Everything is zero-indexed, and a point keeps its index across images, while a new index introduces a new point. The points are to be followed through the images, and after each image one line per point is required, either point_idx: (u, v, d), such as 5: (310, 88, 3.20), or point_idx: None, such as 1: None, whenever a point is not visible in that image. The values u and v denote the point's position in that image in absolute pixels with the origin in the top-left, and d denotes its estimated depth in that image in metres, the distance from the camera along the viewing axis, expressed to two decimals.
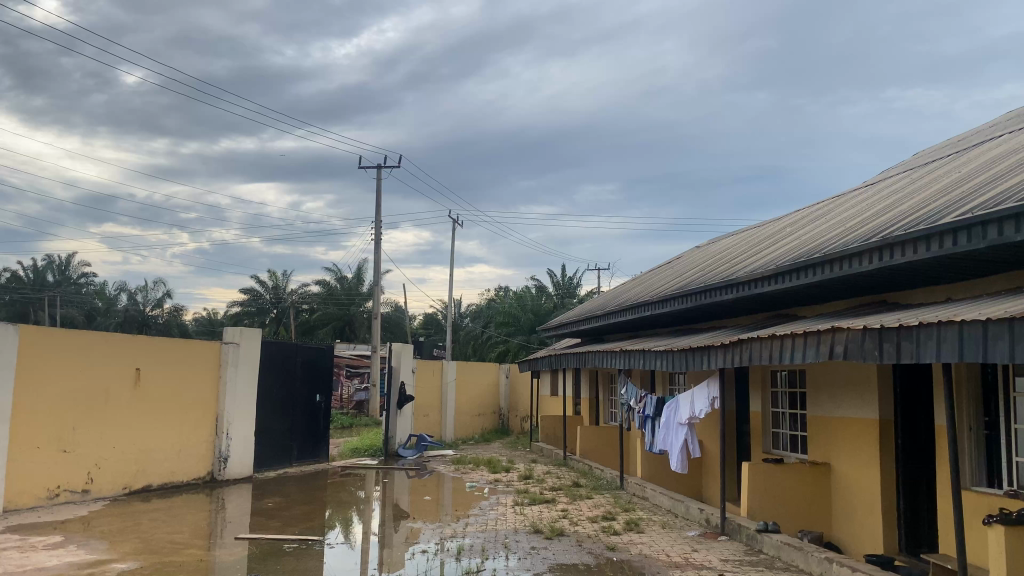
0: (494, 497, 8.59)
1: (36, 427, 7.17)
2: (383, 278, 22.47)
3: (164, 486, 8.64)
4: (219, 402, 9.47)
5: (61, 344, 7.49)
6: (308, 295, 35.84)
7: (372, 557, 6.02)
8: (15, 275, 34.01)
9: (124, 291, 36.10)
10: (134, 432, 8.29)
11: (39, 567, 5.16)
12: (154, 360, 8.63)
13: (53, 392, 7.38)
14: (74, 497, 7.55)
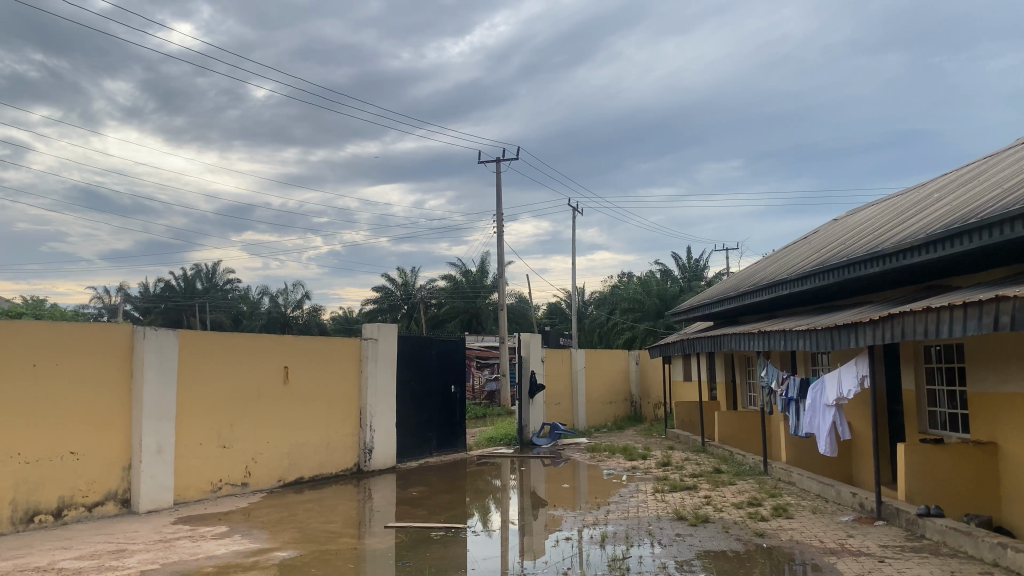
0: (633, 484, 8.49)
1: (198, 424, 7.68)
2: (507, 269, 22.76)
3: (315, 477, 9.06)
4: (362, 396, 9.84)
5: (215, 346, 7.95)
6: (436, 290, 36.71)
7: (515, 545, 6.07)
8: (170, 284, 36.48)
9: (266, 294, 38.11)
10: (285, 428, 8.73)
11: (210, 556, 5.51)
12: (301, 360, 9.06)
13: (212, 391, 7.87)
14: (236, 490, 8.04)
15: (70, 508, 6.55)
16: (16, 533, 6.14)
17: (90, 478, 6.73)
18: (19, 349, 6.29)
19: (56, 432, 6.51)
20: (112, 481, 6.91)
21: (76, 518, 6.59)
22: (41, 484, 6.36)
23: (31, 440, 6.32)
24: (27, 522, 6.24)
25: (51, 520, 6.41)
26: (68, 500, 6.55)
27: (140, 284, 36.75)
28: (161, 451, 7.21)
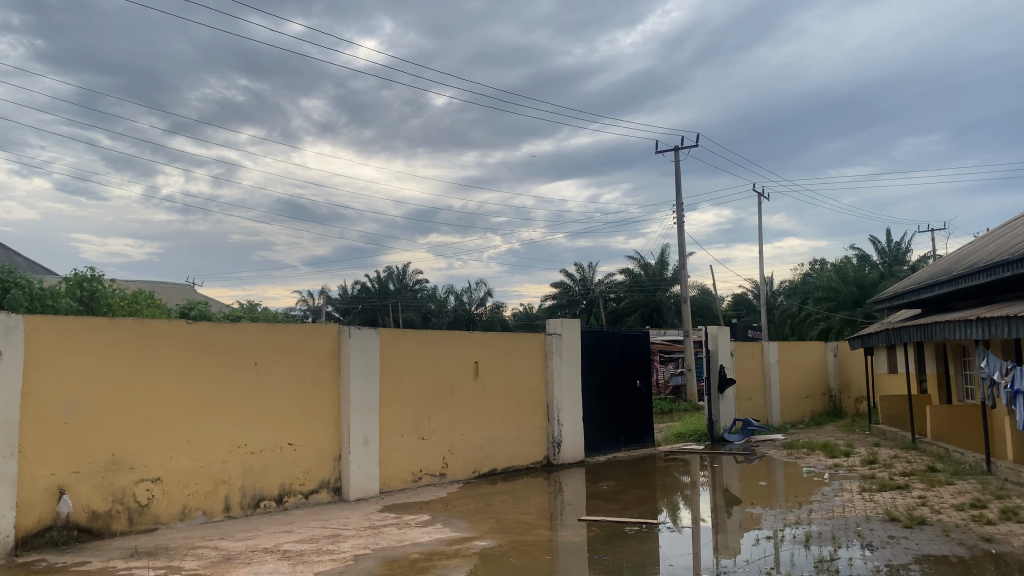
0: (837, 483, 8.04)
1: (398, 417, 8.10)
2: (689, 260, 22.31)
3: (507, 469, 9.31)
4: (549, 390, 9.98)
5: (411, 343, 8.33)
6: (615, 284, 36.55)
7: (708, 543, 5.95)
8: (364, 286, 38.72)
9: (452, 293, 39.58)
10: (479, 421, 9.03)
11: (416, 543, 5.81)
12: (491, 355, 9.31)
13: (409, 385, 8.27)
14: (435, 480, 8.42)
15: (289, 495, 7.13)
16: (244, 517, 6.76)
17: (306, 468, 7.29)
18: (242, 349, 6.92)
19: (276, 426, 7.10)
20: (325, 470, 7.44)
21: (295, 504, 7.16)
22: (264, 473, 6.97)
23: (255, 432, 6.94)
24: (254, 507, 6.85)
25: (274, 506, 7.00)
26: (288, 488, 7.13)
27: (338, 287, 39.40)
28: (367, 442, 7.67)
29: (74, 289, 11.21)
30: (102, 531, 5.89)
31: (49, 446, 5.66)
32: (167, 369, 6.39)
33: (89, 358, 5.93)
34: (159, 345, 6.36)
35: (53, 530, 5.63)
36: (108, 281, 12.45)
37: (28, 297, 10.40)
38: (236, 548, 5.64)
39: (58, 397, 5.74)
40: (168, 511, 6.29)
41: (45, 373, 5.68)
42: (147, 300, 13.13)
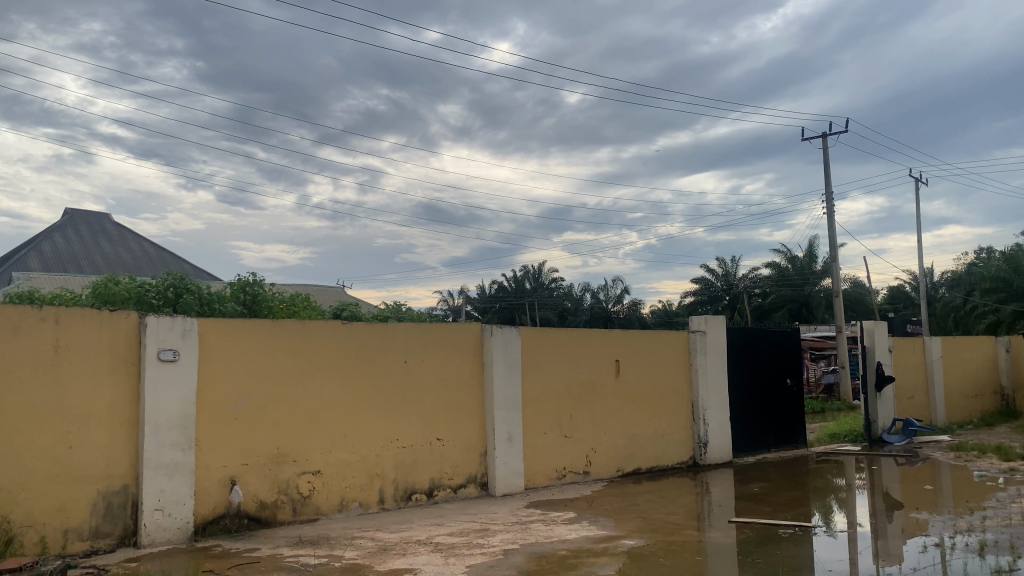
0: (1013, 489, 7.44)
1: (541, 415, 8.17)
2: (840, 252, 21.30)
3: (652, 469, 9.21)
4: (693, 389, 9.79)
5: (552, 341, 8.37)
6: (760, 279, 35.41)
7: (867, 548, 5.66)
8: (503, 285, 39.33)
9: (589, 291, 39.52)
10: (622, 419, 8.99)
11: (564, 539, 5.85)
12: (633, 352, 9.22)
13: (551, 382, 8.32)
14: (578, 478, 8.45)
15: (439, 489, 7.34)
16: (398, 509, 7.02)
17: (454, 463, 7.49)
18: (392, 348, 7.18)
19: (426, 422, 7.33)
20: (472, 465, 7.62)
21: (444, 498, 7.37)
22: (415, 467, 7.21)
23: (405, 428, 7.19)
24: (406, 500, 7.10)
25: (426, 499, 7.24)
26: (437, 482, 7.35)
27: (477, 287, 40.23)
28: (511, 439, 7.79)
29: (238, 293, 12.06)
30: (270, 520, 6.28)
31: (221, 440, 6.09)
32: (324, 368, 6.72)
33: (255, 358, 6.33)
34: (317, 345, 6.69)
35: (226, 517, 6.06)
36: (268, 285, 13.29)
37: (198, 302, 11.30)
38: (391, 539, 5.86)
39: (228, 395, 6.16)
40: (328, 502, 6.63)
41: (215, 372, 6.11)
42: (304, 302, 13.92)
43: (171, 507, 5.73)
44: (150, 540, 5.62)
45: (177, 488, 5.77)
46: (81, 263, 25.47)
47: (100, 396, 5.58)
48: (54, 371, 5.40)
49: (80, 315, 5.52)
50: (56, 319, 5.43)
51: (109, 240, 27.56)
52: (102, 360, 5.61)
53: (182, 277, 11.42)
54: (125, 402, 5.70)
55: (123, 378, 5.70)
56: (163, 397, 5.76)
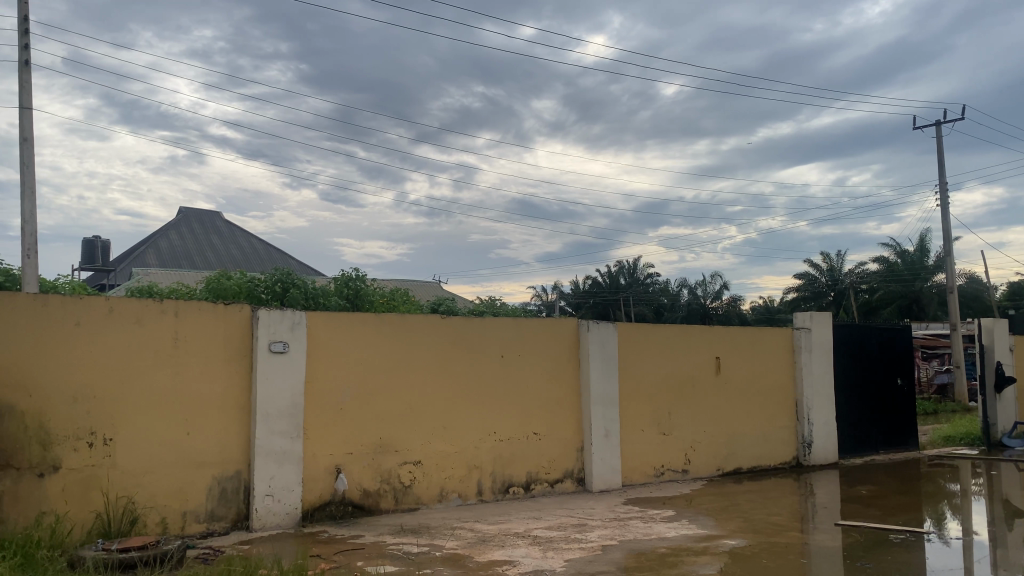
0: None
1: (639, 412, 8.11)
2: (954, 246, 20.28)
3: (753, 469, 9.01)
4: (797, 388, 9.52)
5: (649, 337, 8.29)
6: (867, 274, 34.10)
7: (985, 557, 5.38)
8: (598, 281, 39.15)
9: (686, 287, 38.86)
10: (722, 417, 8.82)
11: (663, 537, 5.80)
12: (733, 349, 9.03)
13: (649, 378, 8.24)
14: (677, 476, 8.34)
15: (536, 482, 7.38)
16: (496, 501, 7.10)
17: (551, 458, 7.51)
18: (490, 342, 7.26)
19: (522, 416, 7.38)
20: (569, 460, 7.63)
21: (541, 492, 7.40)
22: (512, 461, 7.28)
23: (503, 422, 7.26)
24: (504, 492, 7.17)
25: (523, 492, 7.29)
26: (535, 476, 7.39)
27: (572, 282, 40.16)
28: (608, 435, 7.75)
29: (342, 288, 12.42)
30: (373, 508, 6.46)
31: (326, 430, 6.30)
32: (424, 361, 6.86)
33: (358, 350, 6.51)
34: (417, 338, 6.83)
35: (332, 504, 6.27)
36: (369, 280, 13.64)
37: (303, 296, 11.70)
38: (490, 531, 5.94)
39: (333, 386, 6.36)
40: (428, 492, 6.76)
41: (322, 364, 6.32)
42: (403, 297, 14.22)
43: (280, 493, 5.96)
44: (261, 524, 5.87)
45: (286, 474, 6.01)
46: (194, 260, 26.74)
47: (215, 385, 5.86)
48: (174, 362, 5.70)
49: (197, 308, 5.81)
50: (175, 312, 5.73)
51: (219, 237, 28.82)
52: (217, 351, 5.89)
53: (288, 272, 11.86)
54: (238, 392, 5.97)
55: (236, 368, 5.96)
56: (273, 387, 6.00)
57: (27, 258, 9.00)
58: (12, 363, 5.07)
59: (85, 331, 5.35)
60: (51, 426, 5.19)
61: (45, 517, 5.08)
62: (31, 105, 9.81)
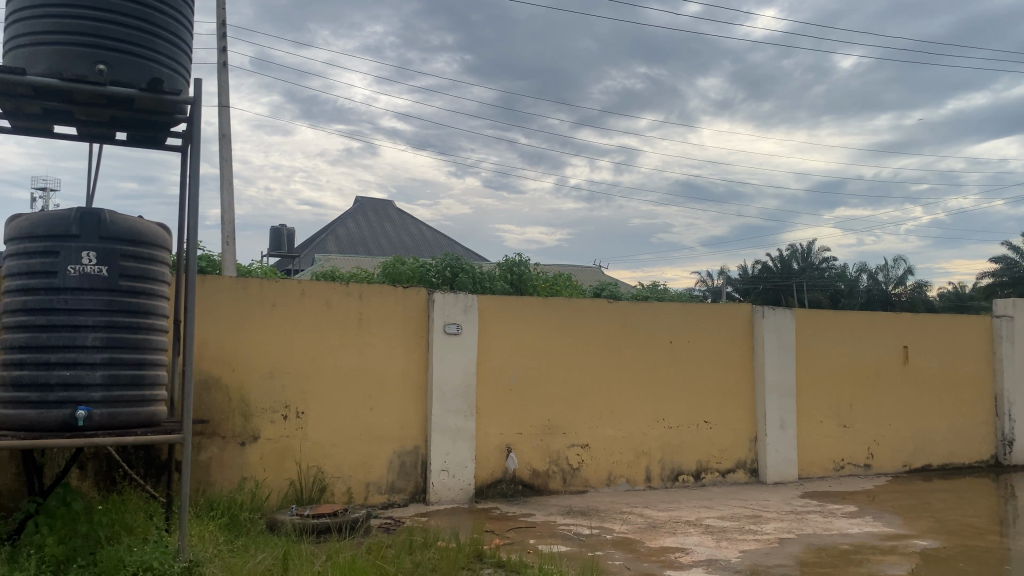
0: None
1: (817, 402, 7.75)
2: None
3: (944, 467, 8.39)
4: (996, 381, 8.76)
5: (830, 324, 7.88)
6: None
7: None
8: (768, 266, 37.73)
9: (865, 272, 36.61)
10: (910, 411, 8.26)
11: (845, 533, 5.51)
12: (924, 339, 8.42)
13: (829, 367, 7.85)
14: (859, 471, 7.91)
15: (707, 471, 7.23)
16: (665, 488, 7.02)
17: (723, 447, 7.33)
18: (659, 327, 7.17)
19: (693, 402, 7.24)
20: (742, 450, 7.41)
21: (712, 481, 7.24)
22: (682, 448, 7.16)
23: (672, 408, 7.16)
24: (673, 480, 7.08)
25: (693, 481, 7.16)
26: (705, 464, 7.24)
27: (740, 268, 38.89)
28: (783, 425, 7.47)
29: (506, 273, 12.69)
30: (543, 488, 6.56)
31: (499, 410, 6.47)
32: (593, 345, 6.88)
33: (529, 333, 6.62)
34: (585, 322, 6.85)
35: (503, 483, 6.42)
36: (533, 265, 13.86)
37: (472, 281, 12.04)
38: (660, 517, 5.88)
39: (504, 366, 6.51)
40: (597, 476, 6.79)
41: (494, 345, 6.48)
42: (567, 282, 14.29)
43: (455, 469, 6.19)
44: (437, 498, 6.11)
45: (460, 452, 6.22)
46: (369, 246, 28.13)
47: (394, 364, 6.14)
48: (358, 342, 6.02)
49: (379, 291, 6.11)
50: (359, 294, 6.05)
51: (392, 224, 30.11)
52: (397, 332, 6.17)
53: (457, 258, 12.24)
54: (416, 372, 6.23)
55: (414, 349, 6.22)
56: (448, 367, 6.23)
57: (227, 246, 9.79)
58: (217, 339, 5.53)
59: (280, 312, 5.76)
60: (251, 399, 5.63)
61: (247, 482, 5.52)
62: (229, 104, 10.64)
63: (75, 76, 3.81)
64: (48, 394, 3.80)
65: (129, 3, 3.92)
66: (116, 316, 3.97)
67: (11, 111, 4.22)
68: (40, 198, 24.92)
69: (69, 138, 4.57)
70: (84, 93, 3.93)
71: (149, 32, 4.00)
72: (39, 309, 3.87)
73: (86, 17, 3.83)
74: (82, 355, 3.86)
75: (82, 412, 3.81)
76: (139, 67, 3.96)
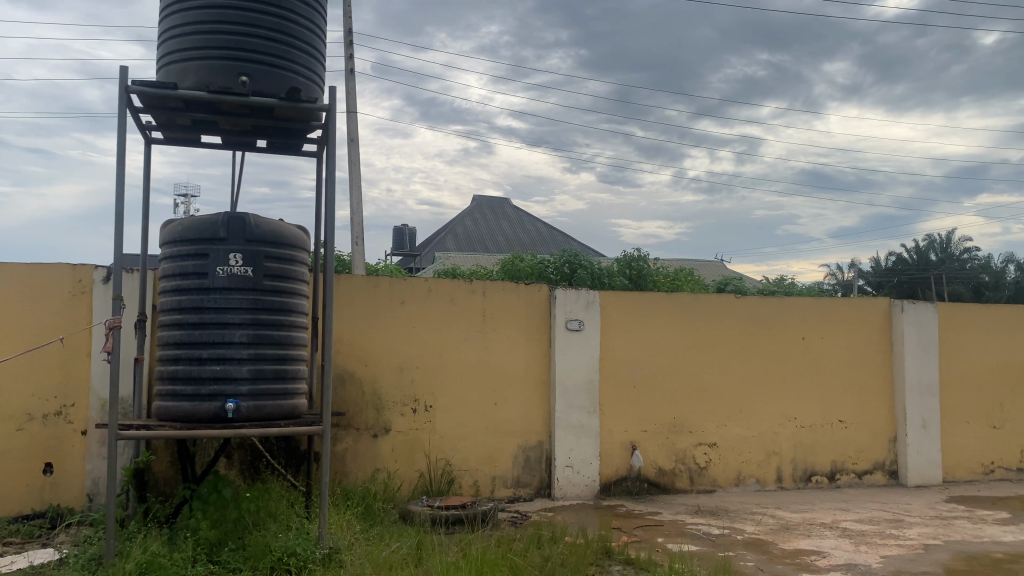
0: None
1: (963, 402, 7.30)
2: None
3: None
4: None
5: (977, 319, 7.41)
6: None
7: None
8: (903, 258, 35.75)
9: (1013, 262, 34.10)
10: None
11: (997, 541, 5.17)
12: None
13: (976, 364, 7.39)
14: (1011, 475, 7.41)
15: (842, 472, 6.94)
16: (797, 489, 6.80)
17: (859, 447, 7.02)
18: (789, 323, 6.94)
19: (827, 401, 6.98)
20: (880, 451, 7.07)
21: (848, 483, 6.95)
22: (815, 448, 6.91)
23: (804, 406, 6.92)
24: (806, 481, 6.84)
25: (827, 482, 6.89)
26: (841, 465, 6.95)
27: (872, 260, 37.00)
28: (926, 425, 7.08)
29: (625, 269, 12.57)
30: (669, 486, 6.48)
31: (623, 406, 6.43)
32: (720, 341, 6.73)
33: (653, 329, 6.55)
34: (711, 318, 6.72)
35: (629, 480, 6.38)
36: (654, 260, 13.68)
37: (591, 277, 11.98)
38: (794, 519, 5.70)
39: (627, 363, 6.47)
40: (725, 475, 6.64)
41: (617, 342, 6.45)
42: (689, 276, 14.01)
43: (579, 465, 6.20)
44: (563, 493, 6.14)
45: (585, 448, 6.22)
46: (487, 244, 28.52)
47: (519, 360, 6.22)
48: (483, 338, 6.13)
49: (502, 288, 6.20)
50: (483, 291, 6.15)
51: (508, 222, 30.39)
52: (521, 329, 6.24)
53: (575, 254, 12.20)
54: (540, 367, 6.27)
55: (538, 345, 6.27)
56: (572, 363, 6.25)
57: (356, 245, 10.16)
58: (350, 336, 5.76)
59: (408, 308, 5.93)
60: (382, 393, 5.82)
61: (379, 473, 5.72)
62: (355, 109, 11.04)
63: (221, 89, 4.05)
64: (200, 387, 4.07)
65: (268, 17, 4.13)
66: (260, 315, 4.19)
67: (165, 122, 4.54)
68: (180, 205, 26.53)
69: (214, 147, 4.86)
70: (230, 104, 4.16)
71: (287, 44, 4.20)
72: (191, 308, 4.15)
73: (230, 32, 4.06)
74: (230, 351, 4.10)
75: (231, 405, 4.04)
76: (278, 78, 4.16)
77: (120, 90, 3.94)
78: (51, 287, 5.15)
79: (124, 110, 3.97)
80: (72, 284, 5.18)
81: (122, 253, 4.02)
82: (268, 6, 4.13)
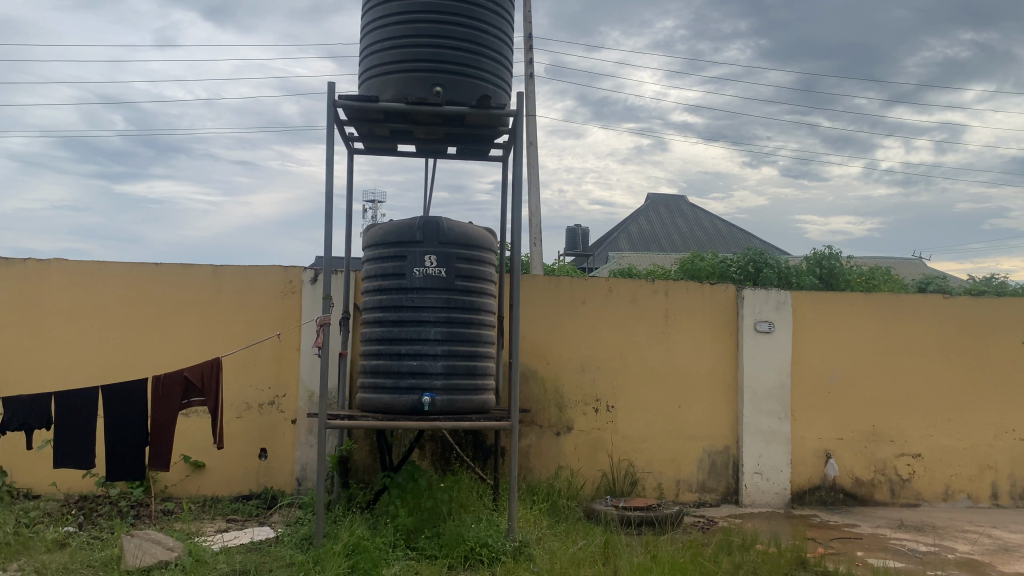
0: None
1: None
2: None
3: None
4: None
5: None
6: None
7: None
8: None
9: None
10: None
11: None
12: None
13: None
14: None
15: None
16: (1016, 508, 6.23)
17: None
18: (1005, 326, 6.37)
19: None
20: None
21: None
22: None
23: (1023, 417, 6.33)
24: None
25: None
26: None
27: None
28: None
29: (814, 267, 11.98)
30: (867, 498, 6.12)
31: (816, 412, 6.14)
32: (925, 345, 6.28)
33: (848, 332, 6.21)
34: (914, 320, 6.28)
35: (823, 489, 6.08)
36: (845, 258, 12.94)
37: (777, 277, 11.49)
38: (1014, 540, 5.21)
39: (821, 367, 6.17)
40: (931, 489, 6.19)
41: (810, 345, 6.17)
42: (885, 275, 13.13)
43: (768, 472, 6.00)
44: (751, 500, 5.96)
45: (775, 454, 6.01)
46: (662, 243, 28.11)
47: (705, 362, 6.10)
48: (667, 338, 6.07)
49: (686, 288, 6.10)
50: (666, 291, 6.09)
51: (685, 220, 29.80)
52: (706, 330, 6.12)
53: (760, 252, 11.75)
54: (727, 369, 6.11)
55: (725, 346, 6.12)
56: (761, 365, 6.06)
57: (534, 246, 10.35)
58: (535, 336, 5.88)
59: (590, 308, 5.98)
60: (566, 391, 5.90)
61: (563, 470, 5.81)
62: (535, 112, 11.24)
63: (417, 99, 4.27)
64: (399, 381, 4.31)
65: (460, 29, 4.30)
66: (453, 313, 4.39)
67: (366, 133, 4.85)
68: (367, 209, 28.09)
69: (408, 155, 5.13)
70: (425, 113, 4.38)
71: (478, 53, 4.36)
72: (391, 307, 4.40)
73: (426, 45, 4.27)
74: (426, 347, 4.32)
75: (427, 398, 4.27)
76: (470, 86, 4.33)
77: (328, 105, 4.25)
78: (265, 287, 5.63)
79: (332, 123, 4.27)
80: (283, 283, 5.64)
81: (330, 255, 4.33)
82: (460, 18, 4.31)
